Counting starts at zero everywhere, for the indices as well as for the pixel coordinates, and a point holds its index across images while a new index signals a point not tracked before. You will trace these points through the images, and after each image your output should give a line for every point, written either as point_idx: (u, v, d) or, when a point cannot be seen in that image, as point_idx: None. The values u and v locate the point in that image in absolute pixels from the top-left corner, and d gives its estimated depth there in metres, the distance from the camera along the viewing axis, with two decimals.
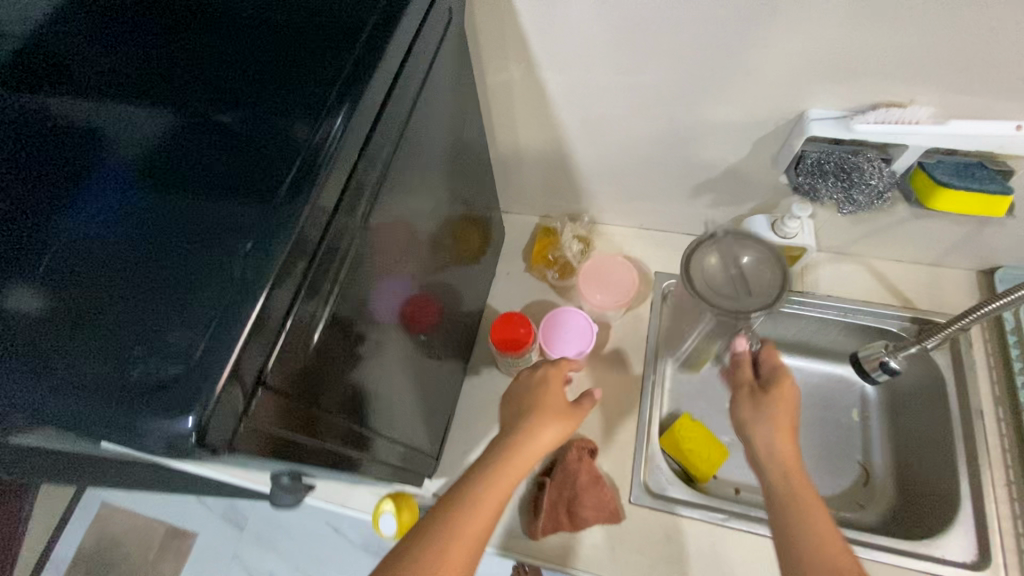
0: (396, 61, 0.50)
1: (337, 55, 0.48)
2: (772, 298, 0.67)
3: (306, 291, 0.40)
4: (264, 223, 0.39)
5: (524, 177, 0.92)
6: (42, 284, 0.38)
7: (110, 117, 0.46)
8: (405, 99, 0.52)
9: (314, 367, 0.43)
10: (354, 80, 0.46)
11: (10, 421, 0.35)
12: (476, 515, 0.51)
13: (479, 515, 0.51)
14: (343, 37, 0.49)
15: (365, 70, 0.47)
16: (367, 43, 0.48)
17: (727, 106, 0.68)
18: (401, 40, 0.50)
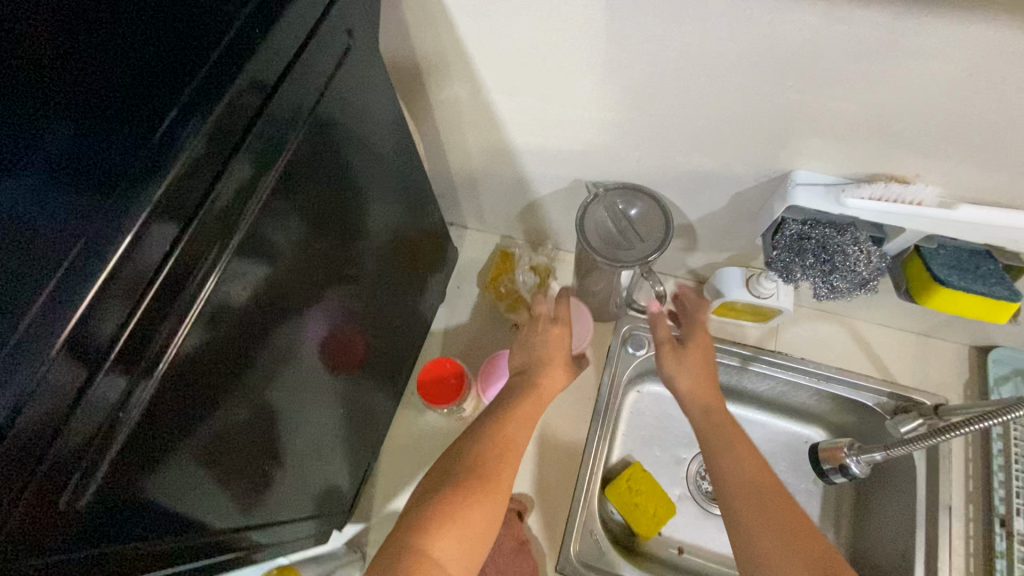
0: (264, 83, 0.38)
1: (187, 67, 0.35)
2: (662, 237, 0.61)
3: (84, 400, 0.30)
4: (25, 306, 0.27)
5: (483, 197, 0.82)
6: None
7: None
8: (293, 113, 0.41)
9: (103, 508, 0.32)
10: (203, 87, 0.34)
11: None
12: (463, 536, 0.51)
13: (461, 540, 0.51)
14: (206, 27, 0.37)
15: (219, 75, 0.35)
16: (224, 56, 0.36)
17: (705, 155, 0.59)
18: (278, 45, 0.38)
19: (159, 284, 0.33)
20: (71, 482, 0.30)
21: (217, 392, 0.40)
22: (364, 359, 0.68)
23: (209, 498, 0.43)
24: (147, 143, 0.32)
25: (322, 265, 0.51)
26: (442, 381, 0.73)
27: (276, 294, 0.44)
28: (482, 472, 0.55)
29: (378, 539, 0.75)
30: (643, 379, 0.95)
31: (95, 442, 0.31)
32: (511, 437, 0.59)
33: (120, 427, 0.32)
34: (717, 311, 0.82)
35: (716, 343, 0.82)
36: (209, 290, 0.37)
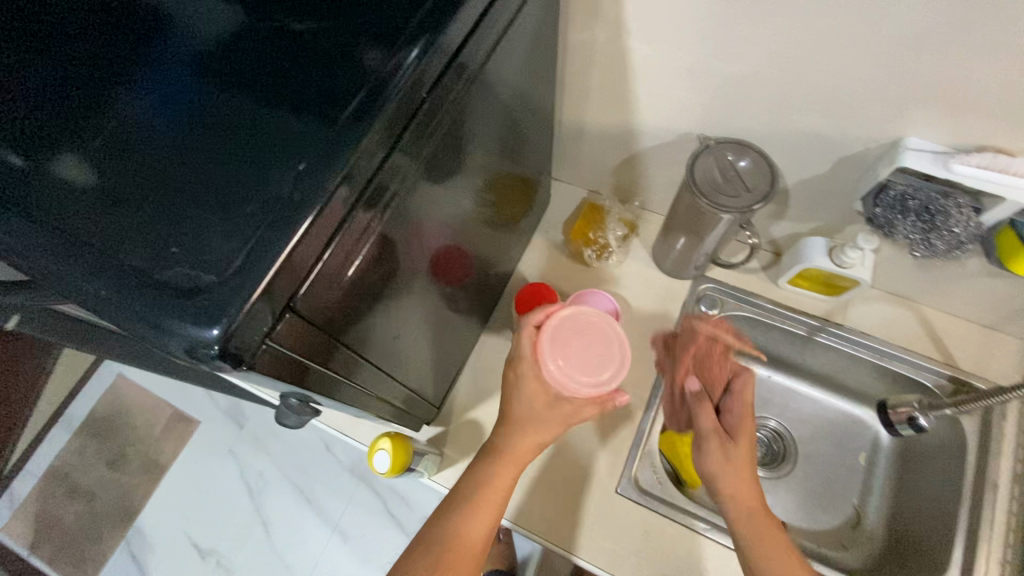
0: (461, 33, 0.45)
1: (405, 11, 0.45)
2: (769, 189, 0.67)
3: (348, 217, 0.39)
4: (324, 143, 0.38)
5: (584, 148, 0.89)
6: (88, 153, 0.38)
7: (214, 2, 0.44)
8: (492, 33, 0.50)
9: (338, 311, 0.41)
10: (438, 5, 0.44)
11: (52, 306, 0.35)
12: (482, 511, 0.60)
13: (481, 518, 0.60)
14: None
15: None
16: (437, 7, 0.44)
17: (818, 117, 0.64)
18: (473, 7, 0.46)
19: (374, 184, 0.40)
20: (332, 276, 0.39)
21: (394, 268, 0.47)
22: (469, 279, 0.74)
23: (363, 361, 0.49)
24: (365, 61, 0.42)
25: (452, 202, 0.56)
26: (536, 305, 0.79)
27: (422, 219, 0.50)
28: (487, 474, 0.62)
29: (454, 443, 0.80)
30: None
31: (348, 253, 0.40)
32: (521, 441, 0.63)
33: (359, 249, 0.41)
34: (790, 280, 0.86)
35: (785, 310, 0.87)
36: (397, 203, 0.43)
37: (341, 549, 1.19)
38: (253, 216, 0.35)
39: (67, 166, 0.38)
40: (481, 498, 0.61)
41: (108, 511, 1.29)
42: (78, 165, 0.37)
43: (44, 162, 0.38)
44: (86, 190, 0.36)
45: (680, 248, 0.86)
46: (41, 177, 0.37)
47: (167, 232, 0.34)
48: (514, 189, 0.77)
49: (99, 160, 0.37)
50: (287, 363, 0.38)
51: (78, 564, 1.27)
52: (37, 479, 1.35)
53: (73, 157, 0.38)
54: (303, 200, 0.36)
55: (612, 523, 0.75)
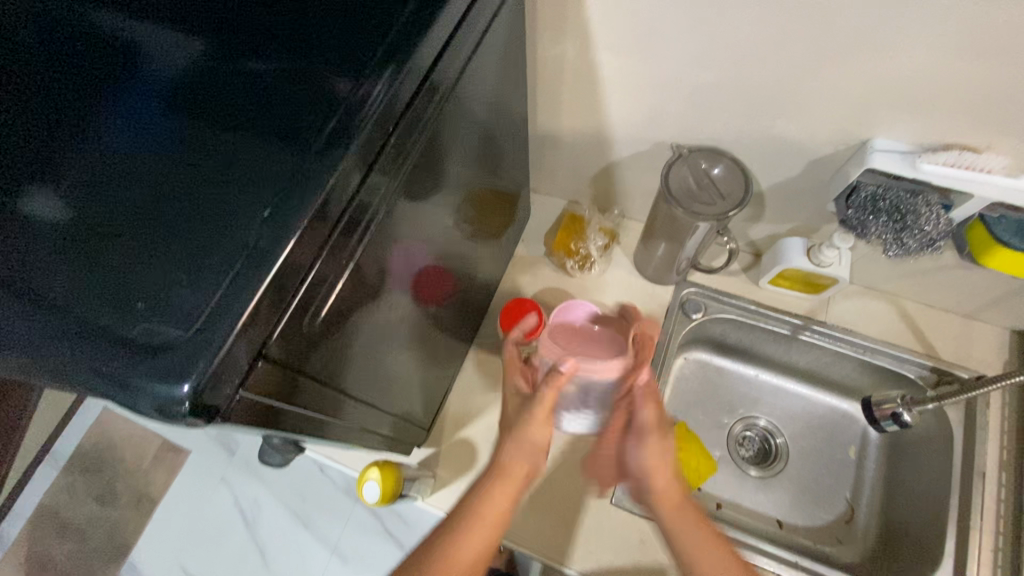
0: (431, 54, 0.45)
1: (372, 38, 0.44)
2: (745, 194, 0.67)
3: (321, 257, 0.38)
4: (289, 182, 0.38)
5: (560, 159, 0.89)
6: (64, 191, 0.37)
7: (174, 36, 0.44)
8: (460, 55, 0.50)
9: (315, 351, 0.40)
10: (403, 35, 0.44)
11: (15, 362, 0.34)
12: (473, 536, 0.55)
13: (475, 532, 0.55)
14: None
15: (417, 26, 0.45)
16: (403, 34, 0.44)
17: (790, 121, 0.65)
18: (439, 31, 0.46)
19: (354, 205, 0.40)
20: (306, 318, 0.38)
21: (369, 299, 0.46)
22: (453, 298, 0.73)
23: (342, 395, 0.48)
24: (337, 88, 0.42)
25: (428, 229, 0.56)
26: (520, 321, 0.78)
27: (403, 238, 0.50)
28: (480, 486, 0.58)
29: (447, 463, 0.80)
30: (690, 347, 0.97)
31: (321, 293, 0.39)
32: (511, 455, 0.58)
33: (340, 274, 0.40)
34: (772, 280, 0.87)
35: (769, 310, 0.88)
36: (380, 221, 0.43)
37: (340, 569, 1.18)
38: (219, 266, 0.35)
39: (43, 202, 0.37)
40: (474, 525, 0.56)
41: (99, 548, 1.27)
42: (54, 201, 0.37)
43: (16, 199, 0.37)
44: (53, 236, 0.36)
45: (662, 254, 0.87)
46: (15, 216, 0.37)
47: (137, 284, 0.34)
48: (492, 205, 0.76)
49: (77, 196, 0.37)
50: (262, 411, 0.37)
51: None
52: (25, 520, 1.32)
53: (48, 194, 0.37)
54: (275, 242, 0.35)
55: (608, 534, 0.75)
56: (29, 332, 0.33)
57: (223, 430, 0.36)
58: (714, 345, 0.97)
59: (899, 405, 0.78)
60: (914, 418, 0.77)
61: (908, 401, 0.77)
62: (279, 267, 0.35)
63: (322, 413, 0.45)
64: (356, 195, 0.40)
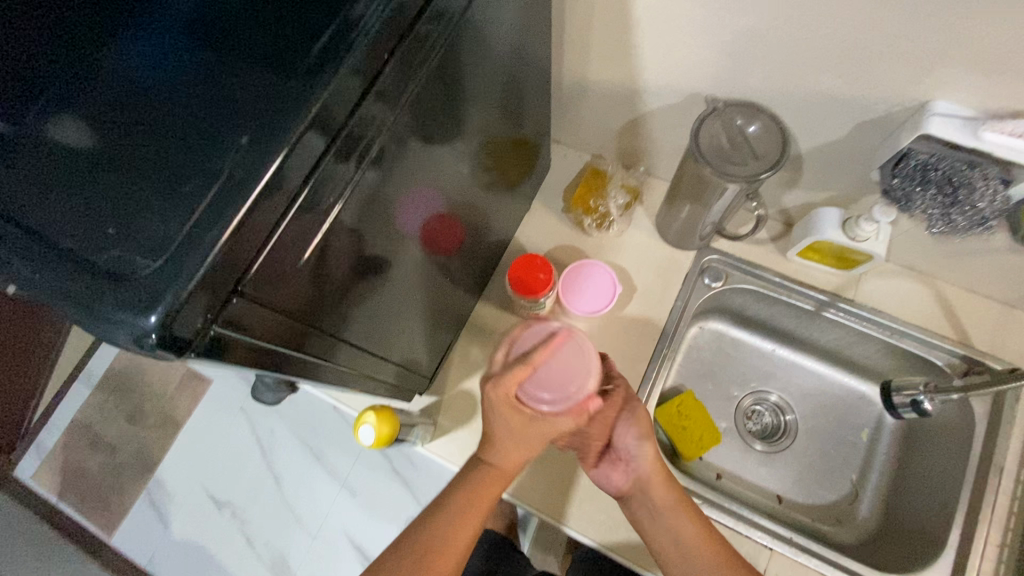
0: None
1: None
2: (781, 156, 0.62)
3: (308, 190, 0.36)
4: (277, 109, 0.35)
5: (586, 109, 0.83)
6: (78, 113, 0.36)
7: None
8: None
9: (302, 291, 0.39)
10: None
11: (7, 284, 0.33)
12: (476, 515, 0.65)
13: (466, 520, 0.64)
14: None
15: None
16: None
17: (839, 77, 0.59)
18: None
19: (346, 133, 0.37)
20: (290, 255, 0.36)
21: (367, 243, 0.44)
22: (463, 248, 0.71)
23: (337, 339, 0.47)
24: (334, 7, 0.39)
25: (442, 174, 0.53)
26: (530, 277, 0.76)
27: (414, 181, 0.47)
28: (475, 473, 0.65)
29: (449, 412, 0.80)
30: (707, 316, 0.94)
31: (306, 232, 0.37)
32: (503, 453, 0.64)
33: (328, 213, 0.38)
34: (801, 253, 0.82)
35: (795, 284, 0.83)
36: (378, 153, 0.40)
37: (348, 500, 1.23)
38: (194, 194, 0.33)
39: (56, 124, 0.36)
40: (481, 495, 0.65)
41: (127, 463, 1.35)
42: (66, 123, 0.36)
43: (31, 121, 0.36)
44: (51, 162, 0.35)
45: (685, 217, 0.82)
46: (29, 137, 0.35)
47: (118, 211, 0.33)
48: (510, 153, 0.73)
49: (91, 120, 0.36)
50: (243, 348, 0.37)
51: (102, 512, 1.33)
52: (60, 432, 1.40)
53: (61, 115, 0.36)
54: (253, 172, 0.33)
55: (602, 494, 0.75)
56: (14, 259, 0.32)
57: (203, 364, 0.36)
58: (732, 316, 0.94)
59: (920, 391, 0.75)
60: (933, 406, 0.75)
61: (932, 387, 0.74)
62: (258, 198, 0.33)
63: (313, 356, 0.45)
64: (346, 127, 0.38)
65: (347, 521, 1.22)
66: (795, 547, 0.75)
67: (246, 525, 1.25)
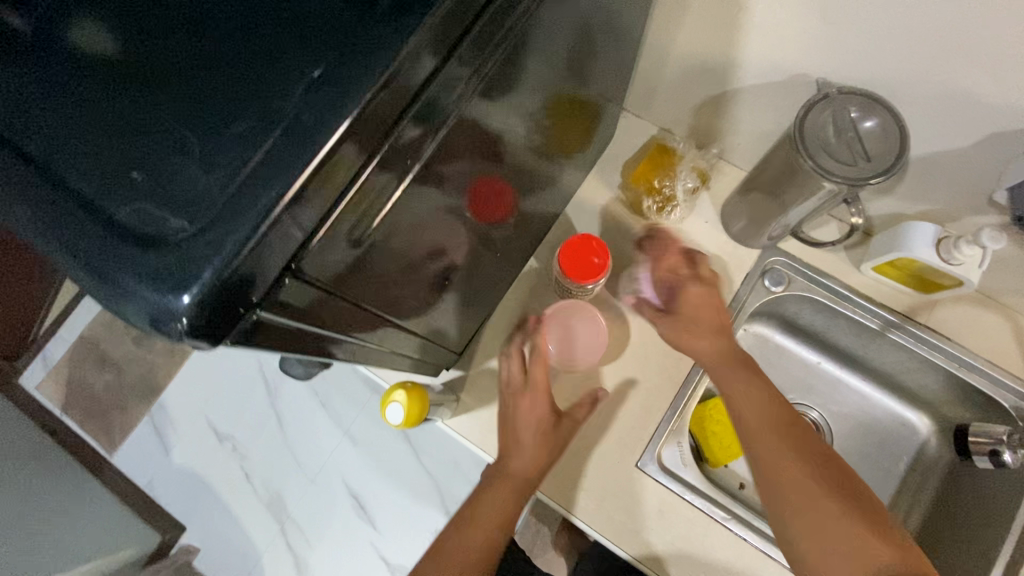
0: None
1: None
2: (897, 161, 0.54)
3: (376, 160, 0.30)
4: (347, 50, 0.28)
5: (664, 76, 0.74)
6: (102, 15, 0.29)
7: None
8: None
9: (354, 269, 0.33)
10: None
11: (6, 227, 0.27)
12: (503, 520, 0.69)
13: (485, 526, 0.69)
14: None
15: None
16: None
17: (987, 75, 0.50)
18: None
19: (425, 96, 0.31)
20: (347, 229, 0.30)
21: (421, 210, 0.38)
22: (510, 219, 0.64)
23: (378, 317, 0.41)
24: None
25: (499, 129, 0.46)
26: (580, 257, 0.69)
27: (468, 141, 0.41)
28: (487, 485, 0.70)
29: (473, 390, 0.75)
30: (755, 319, 0.87)
31: (365, 207, 0.30)
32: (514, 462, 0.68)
33: (394, 184, 0.32)
34: (876, 268, 0.75)
35: (862, 298, 0.76)
36: (452, 125, 0.34)
37: (351, 453, 1.21)
38: (244, 140, 0.27)
39: (77, 26, 0.29)
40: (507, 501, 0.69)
41: (133, 387, 1.33)
42: (96, 30, 0.29)
43: (52, 25, 0.29)
44: (71, 81, 0.28)
45: (757, 212, 0.74)
46: (42, 44, 0.29)
47: (147, 156, 0.27)
48: (573, 115, 0.64)
49: (119, 25, 0.29)
50: (276, 331, 0.31)
51: (106, 432, 1.32)
52: (68, 346, 1.38)
53: (83, 16, 0.29)
54: (313, 128, 0.26)
55: (624, 496, 0.71)
56: (20, 198, 0.26)
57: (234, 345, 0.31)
58: (783, 322, 0.87)
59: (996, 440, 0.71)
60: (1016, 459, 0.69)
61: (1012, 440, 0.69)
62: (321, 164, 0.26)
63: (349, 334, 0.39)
64: (427, 83, 0.31)
65: (348, 473, 1.20)
66: None
67: (247, 462, 1.24)
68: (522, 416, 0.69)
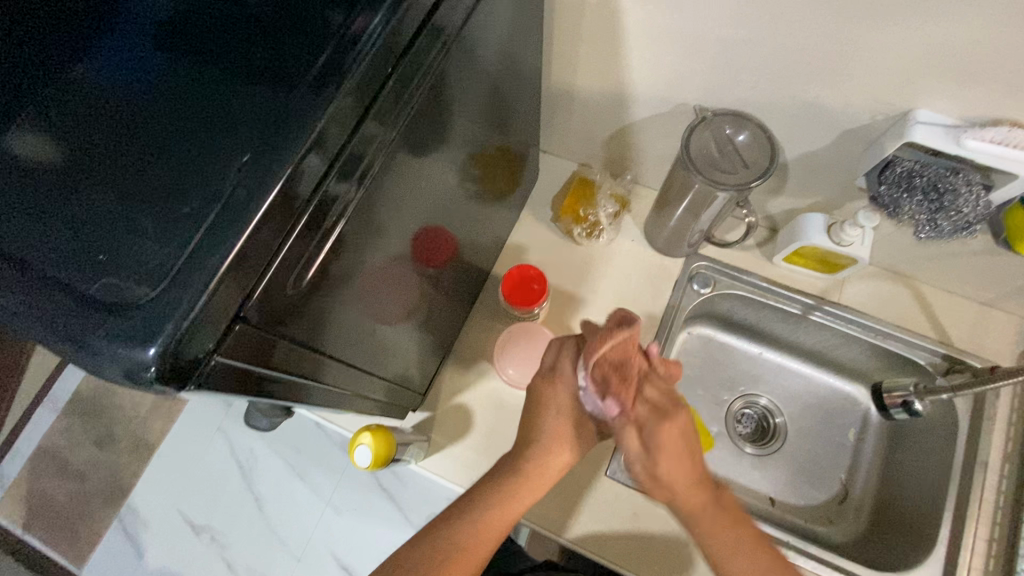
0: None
1: None
2: (770, 165, 0.63)
3: (309, 211, 0.35)
4: (272, 128, 0.34)
5: (573, 119, 0.83)
6: (45, 130, 0.35)
7: None
8: None
9: (305, 313, 0.37)
10: None
11: None
12: None
13: (486, 534, 0.56)
14: None
15: None
16: None
17: (822, 87, 0.60)
18: None
19: (346, 154, 0.36)
20: (292, 276, 0.35)
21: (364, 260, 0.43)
22: (454, 261, 0.70)
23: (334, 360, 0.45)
24: (327, 25, 0.38)
25: (434, 182, 0.52)
26: (524, 286, 0.75)
27: (403, 193, 0.46)
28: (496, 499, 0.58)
29: (442, 428, 0.78)
30: (696, 321, 0.94)
31: (306, 256, 0.35)
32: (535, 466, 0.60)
33: (329, 232, 0.36)
34: (786, 258, 0.84)
35: (782, 288, 0.84)
36: (377, 174, 0.39)
37: (334, 521, 1.19)
38: (192, 215, 0.32)
39: (22, 140, 0.34)
40: (453, 568, 0.54)
41: (97, 492, 1.27)
42: (47, 141, 0.34)
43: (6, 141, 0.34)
44: (27, 184, 0.33)
45: (675, 224, 0.82)
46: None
47: (105, 237, 0.31)
48: (499, 162, 0.72)
49: (61, 136, 0.34)
50: (240, 376, 0.35)
51: (71, 545, 1.25)
52: (25, 460, 1.33)
53: (31, 132, 0.34)
54: (251, 195, 0.32)
55: (600, 506, 0.74)
56: None
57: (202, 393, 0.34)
58: (721, 321, 0.94)
59: (908, 392, 0.79)
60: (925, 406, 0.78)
61: (922, 390, 0.77)
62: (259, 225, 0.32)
63: (310, 379, 0.43)
64: (346, 145, 0.36)
65: (334, 542, 1.18)
66: (791, 550, 0.76)
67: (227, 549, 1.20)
68: (550, 469, 0.61)
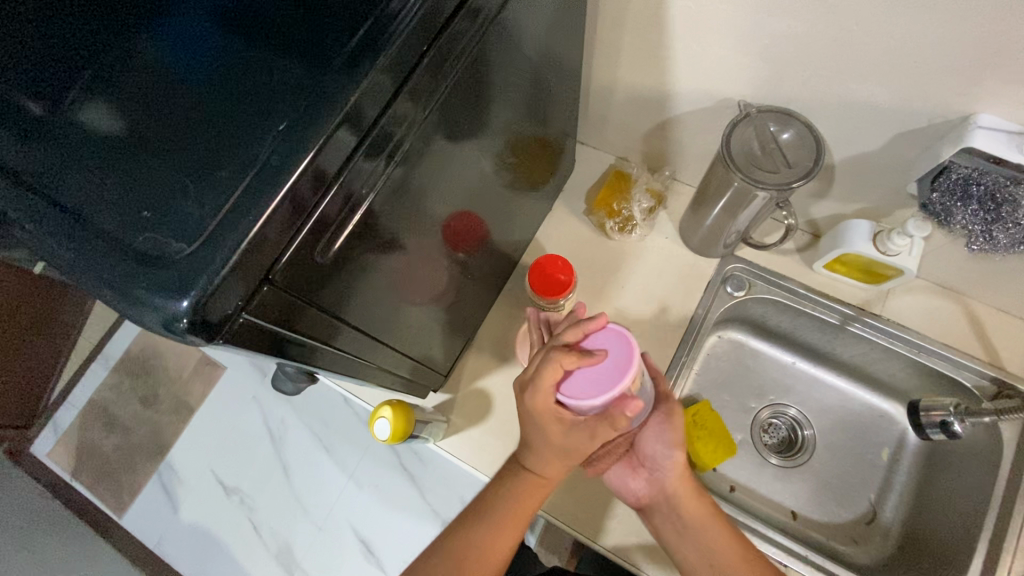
0: None
1: None
2: (814, 166, 0.61)
3: (337, 182, 0.36)
4: (310, 100, 0.35)
5: (613, 111, 0.82)
6: (104, 96, 0.37)
7: None
8: None
9: (332, 282, 0.39)
10: None
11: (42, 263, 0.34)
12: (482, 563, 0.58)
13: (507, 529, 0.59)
14: None
15: None
16: None
17: (877, 85, 0.58)
18: None
19: (376, 130, 0.37)
20: (321, 243, 0.36)
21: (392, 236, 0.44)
22: (484, 246, 0.70)
23: (359, 331, 0.47)
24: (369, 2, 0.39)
25: (468, 167, 0.53)
26: (551, 277, 0.75)
27: (433, 177, 0.46)
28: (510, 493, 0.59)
29: (462, 411, 0.80)
30: (727, 325, 0.92)
31: (333, 226, 0.37)
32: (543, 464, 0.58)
33: (357, 204, 0.38)
34: (826, 265, 0.81)
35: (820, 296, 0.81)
36: (407, 152, 0.40)
37: (355, 493, 1.23)
38: (230, 179, 0.34)
39: (88, 105, 0.36)
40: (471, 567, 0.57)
41: (140, 446, 1.35)
42: (107, 107, 0.36)
43: (73, 106, 0.37)
44: (89, 147, 0.35)
45: (711, 223, 0.80)
46: (65, 122, 0.36)
47: (151, 198, 0.33)
48: (536, 150, 0.72)
49: (119, 103, 0.36)
50: (267, 335, 0.36)
51: (114, 493, 1.33)
52: (78, 411, 1.41)
53: (93, 98, 0.37)
54: (283, 162, 0.33)
55: (613, 501, 0.74)
56: (50, 237, 0.33)
57: (232, 349, 0.36)
58: (753, 326, 0.92)
59: (948, 412, 0.75)
60: (965, 429, 0.74)
61: (964, 411, 0.73)
62: (291, 193, 0.33)
63: (335, 347, 0.45)
64: (377, 122, 0.38)
65: (353, 514, 1.22)
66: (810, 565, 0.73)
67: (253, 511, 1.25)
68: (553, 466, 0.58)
